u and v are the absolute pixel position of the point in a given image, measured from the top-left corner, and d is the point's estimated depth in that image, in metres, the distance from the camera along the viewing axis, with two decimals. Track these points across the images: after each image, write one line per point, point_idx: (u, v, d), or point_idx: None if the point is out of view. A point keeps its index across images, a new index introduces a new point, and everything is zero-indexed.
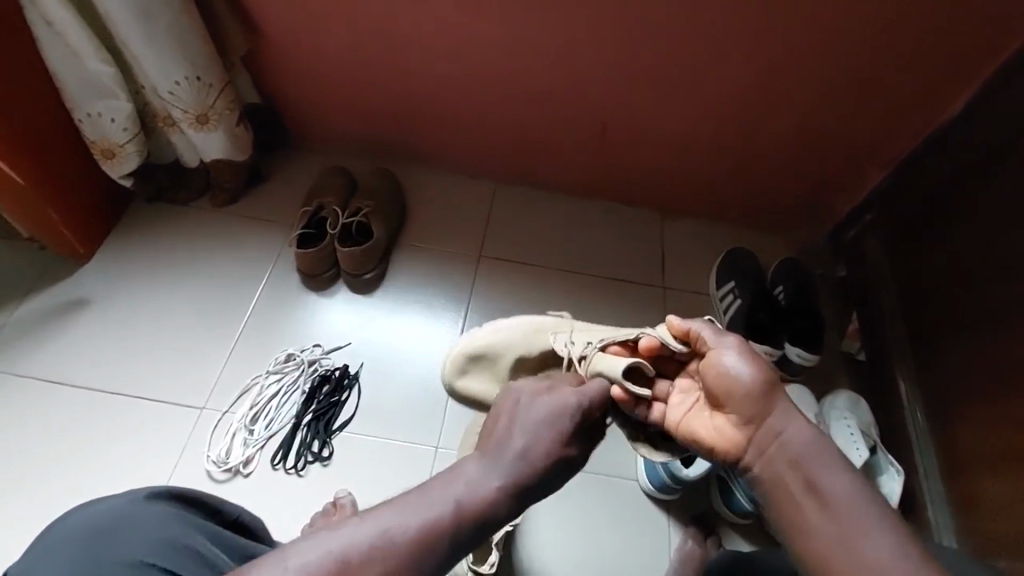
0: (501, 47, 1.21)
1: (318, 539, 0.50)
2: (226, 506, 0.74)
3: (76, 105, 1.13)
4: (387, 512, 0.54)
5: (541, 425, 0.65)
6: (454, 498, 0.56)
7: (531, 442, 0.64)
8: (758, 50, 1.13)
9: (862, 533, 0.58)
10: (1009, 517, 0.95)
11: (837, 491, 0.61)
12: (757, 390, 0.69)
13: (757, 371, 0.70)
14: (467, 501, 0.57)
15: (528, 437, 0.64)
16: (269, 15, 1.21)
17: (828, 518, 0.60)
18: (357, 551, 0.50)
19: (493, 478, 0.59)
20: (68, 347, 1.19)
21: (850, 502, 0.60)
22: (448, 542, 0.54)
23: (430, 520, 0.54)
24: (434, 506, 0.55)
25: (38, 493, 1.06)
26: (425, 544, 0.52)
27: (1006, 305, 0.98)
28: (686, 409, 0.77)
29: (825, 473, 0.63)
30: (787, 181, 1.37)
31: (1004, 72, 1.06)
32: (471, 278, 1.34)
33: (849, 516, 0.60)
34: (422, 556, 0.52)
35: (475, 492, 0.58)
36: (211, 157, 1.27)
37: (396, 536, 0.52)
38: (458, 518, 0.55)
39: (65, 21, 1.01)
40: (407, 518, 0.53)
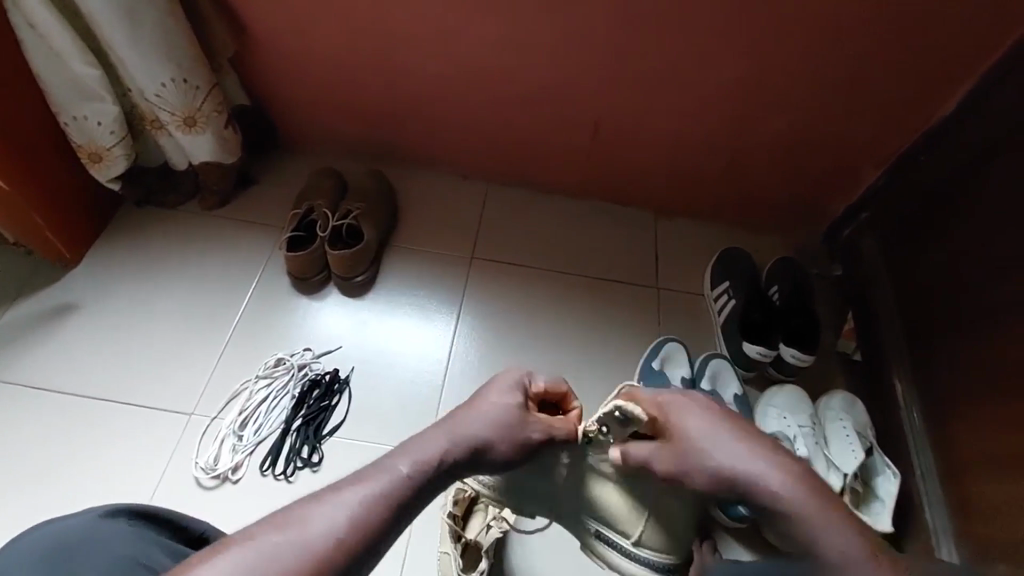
0: (492, 46, 1.19)
1: (291, 516, 0.53)
2: (192, 521, 0.70)
3: (61, 108, 1.12)
4: (331, 494, 0.56)
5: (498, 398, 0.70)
6: (398, 471, 0.60)
7: (484, 414, 0.68)
8: (750, 48, 1.12)
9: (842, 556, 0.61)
10: (1007, 519, 0.94)
11: (803, 514, 0.63)
12: (705, 447, 0.67)
13: (703, 425, 0.69)
14: (412, 472, 0.60)
15: (482, 412, 0.68)
16: (257, 17, 1.19)
17: (808, 552, 0.63)
18: (307, 530, 0.52)
19: (440, 448, 0.63)
20: (55, 352, 1.18)
21: (820, 525, 0.63)
22: (396, 508, 0.57)
23: (375, 494, 0.57)
24: (379, 482, 0.58)
25: (24, 500, 1.05)
26: (374, 516, 0.56)
27: (1003, 305, 0.97)
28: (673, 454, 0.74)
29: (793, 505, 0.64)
30: (782, 179, 1.36)
31: (999, 69, 1.05)
32: (463, 281, 1.33)
33: (821, 540, 0.62)
34: (376, 523, 0.55)
35: (421, 464, 0.61)
36: (200, 160, 1.26)
37: (344, 512, 0.55)
38: (403, 485, 0.59)
39: (48, 23, 1.00)
40: (352, 496, 0.56)
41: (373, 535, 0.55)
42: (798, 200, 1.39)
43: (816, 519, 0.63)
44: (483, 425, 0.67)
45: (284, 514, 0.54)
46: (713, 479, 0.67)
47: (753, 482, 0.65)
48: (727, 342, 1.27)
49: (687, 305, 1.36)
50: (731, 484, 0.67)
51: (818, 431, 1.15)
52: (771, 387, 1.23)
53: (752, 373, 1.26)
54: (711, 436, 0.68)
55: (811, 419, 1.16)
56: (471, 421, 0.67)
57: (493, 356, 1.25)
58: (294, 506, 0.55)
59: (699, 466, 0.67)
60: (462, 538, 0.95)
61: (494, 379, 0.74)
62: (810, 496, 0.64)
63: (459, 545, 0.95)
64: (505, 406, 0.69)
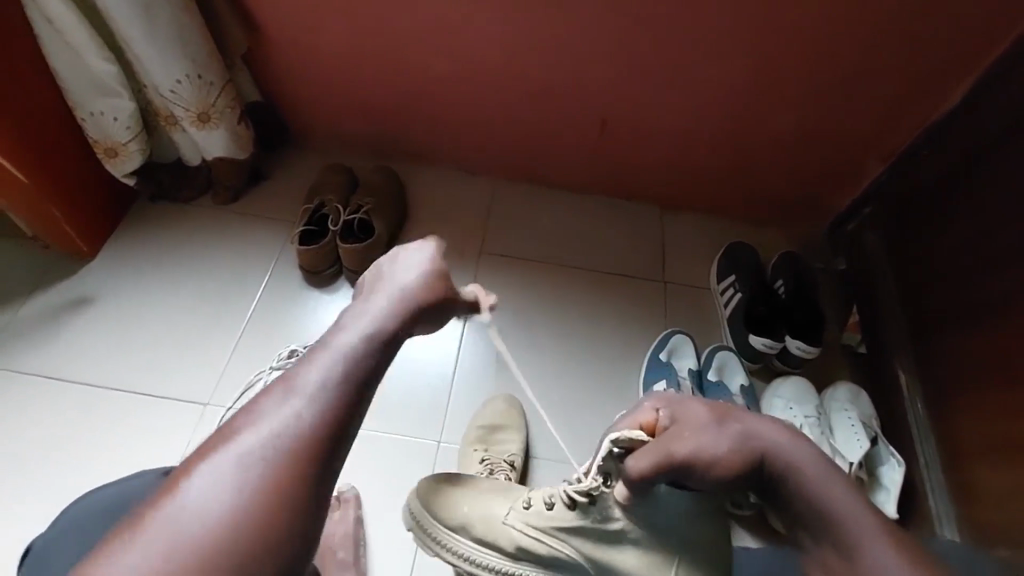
0: (500, 44, 1.21)
1: (219, 459, 0.58)
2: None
3: (78, 104, 1.14)
4: (291, 386, 0.63)
5: (409, 276, 0.75)
6: (344, 351, 0.66)
7: (397, 287, 0.74)
8: (754, 45, 1.14)
9: (851, 521, 0.63)
10: (1012, 504, 0.95)
11: (814, 480, 0.65)
12: (722, 425, 0.68)
13: (706, 412, 0.70)
14: (358, 347, 0.66)
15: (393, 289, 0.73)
16: (269, 15, 1.21)
17: (822, 519, 0.65)
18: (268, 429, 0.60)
19: (375, 322, 0.69)
20: (71, 344, 1.20)
21: (829, 490, 0.65)
22: (353, 382, 0.64)
23: (297, 415, 0.61)
24: (330, 364, 0.64)
25: (45, 488, 1.07)
26: (333, 397, 0.63)
27: (1005, 296, 0.99)
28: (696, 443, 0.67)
29: (816, 481, 0.65)
30: (786, 175, 1.37)
31: (1000, 64, 1.07)
32: (471, 275, 1.35)
33: (831, 506, 0.64)
34: (306, 432, 0.60)
35: (363, 340, 0.67)
36: (213, 156, 1.28)
37: (302, 403, 0.61)
38: (351, 362, 0.65)
39: (68, 20, 1.02)
40: (305, 385, 0.63)
41: (335, 415, 0.62)
42: (802, 195, 1.41)
43: (824, 486, 0.65)
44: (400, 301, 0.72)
45: (255, 411, 0.62)
46: (734, 458, 0.66)
47: (770, 450, 0.67)
48: (732, 335, 1.29)
49: (692, 299, 1.37)
50: (753, 455, 0.66)
51: (823, 421, 1.17)
52: (777, 379, 1.25)
53: (758, 366, 1.28)
54: (722, 413, 0.70)
55: (817, 410, 1.18)
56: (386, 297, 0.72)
57: (501, 349, 1.27)
58: (257, 406, 0.62)
59: (721, 445, 0.66)
60: None
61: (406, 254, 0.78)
62: (816, 462, 0.67)
63: None
64: (411, 279, 0.75)
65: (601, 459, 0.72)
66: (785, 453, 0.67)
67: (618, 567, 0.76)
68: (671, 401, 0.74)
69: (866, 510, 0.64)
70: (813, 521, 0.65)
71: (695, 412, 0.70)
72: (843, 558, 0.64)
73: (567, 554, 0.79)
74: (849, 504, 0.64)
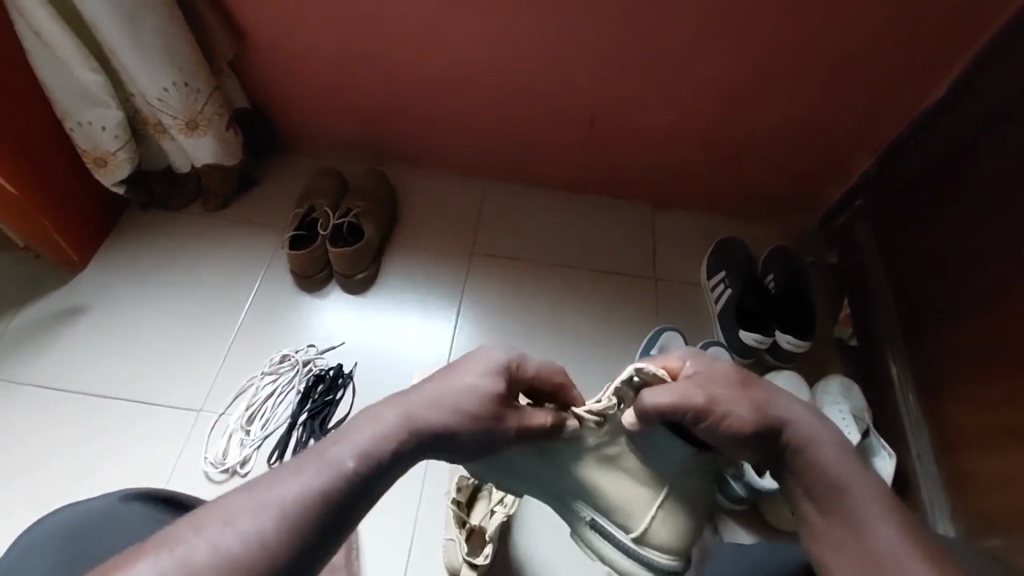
0: (487, 46, 1.22)
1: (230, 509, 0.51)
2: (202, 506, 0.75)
3: (66, 114, 1.14)
4: (263, 492, 0.53)
5: (471, 385, 0.66)
6: (345, 460, 0.57)
7: (459, 402, 0.65)
8: (740, 41, 1.14)
9: (861, 500, 0.62)
10: (1003, 494, 0.96)
11: (829, 460, 0.65)
12: (747, 387, 0.68)
13: (729, 369, 0.70)
14: (359, 465, 0.57)
15: (454, 402, 0.64)
16: (256, 22, 1.22)
17: (831, 496, 0.64)
18: (220, 542, 0.49)
19: (394, 432, 0.60)
20: (65, 352, 1.21)
21: (843, 468, 0.64)
22: (338, 508, 0.55)
23: (318, 488, 0.54)
24: (318, 474, 0.55)
25: (41, 497, 1.07)
26: (351, 484, 0.56)
27: (994, 286, 0.99)
28: (716, 393, 0.68)
29: (835, 463, 0.65)
30: (775, 170, 1.37)
31: (984, 55, 1.07)
32: (464, 275, 1.35)
33: (843, 486, 0.64)
34: (316, 513, 0.53)
35: (367, 456, 0.58)
36: (203, 162, 1.28)
37: (270, 517, 0.51)
38: (345, 483, 0.56)
39: (55, 32, 1.03)
40: (280, 495, 0.53)
41: (337, 512, 0.55)
42: (792, 188, 1.41)
43: (837, 465, 0.65)
44: (460, 422, 0.64)
45: (213, 512, 0.51)
46: (756, 422, 0.66)
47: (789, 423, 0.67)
48: (723, 330, 1.29)
49: (684, 296, 1.38)
50: (766, 422, 0.67)
51: None
52: (769, 373, 1.25)
53: (750, 361, 1.28)
54: (749, 378, 0.70)
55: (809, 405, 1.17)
56: (442, 406, 0.64)
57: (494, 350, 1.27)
58: (265, 481, 0.54)
59: (739, 406, 0.67)
60: (467, 525, 0.98)
61: (477, 360, 0.69)
62: (833, 444, 0.66)
63: (463, 531, 0.98)
64: (475, 393, 0.66)
65: (619, 382, 0.71)
66: (804, 425, 0.67)
67: (608, 493, 0.76)
68: (691, 350, 0.75)
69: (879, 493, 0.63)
70: (822, 497, 0.64)
71: (724, 368, 0.70)
72: (846, 533, 0.62)
73: (559, 471, 0.76)
74: (862, 485, 0.63)
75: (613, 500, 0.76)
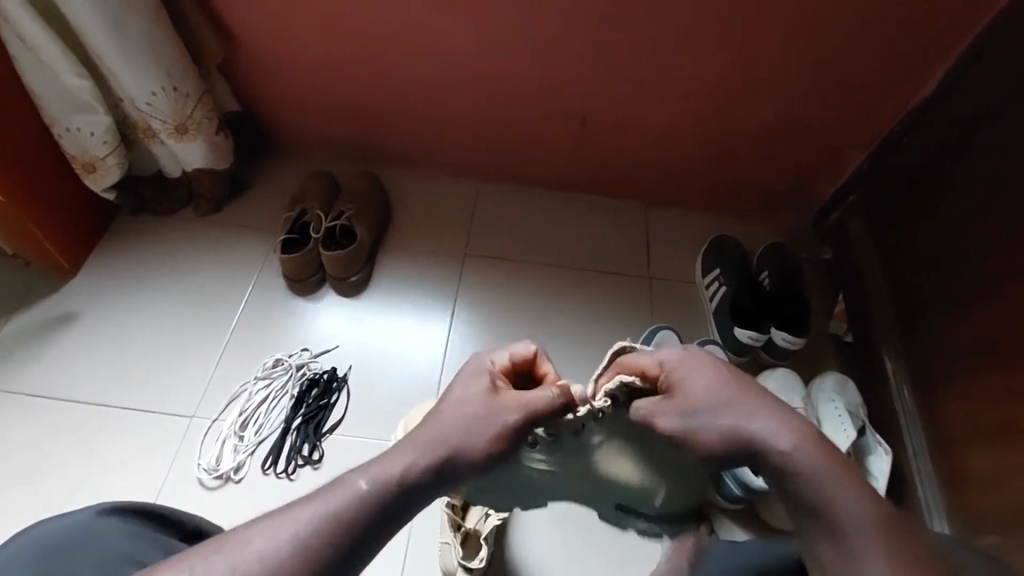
0: (478, 47, 1.21)
1: (255, 531, 0.54)
2: (186, 516, 0.74)
3: (53, 120, 1.13)
4: (282, 516, 0.55)
5: (467, 391, 0.68)
6: (362, 486, 0.59)
7: (462, 409, 0.66)
8: (731, 38, 1.14)
9: (850, 521, 0.58)
10: (999, 491, 0.96)
11: (813, 478, 0.61)
12: (710, 414, 0.67)
13: (723, 390, 0.68)
14: (377, 490, 0.59)
15: (457, 411, 0.65)
16: (245, 25, 1.21)
17: (818, 513, 0.60)
18: (238, 563, 0.52)
19: (412, 459, 0.62)
20: (56, 360, 1.20)
21: (842, 494, 0.60)
22: (355, 532, 0.56)
23: (334, 514, 0.56)
24: (336, 498, 0.57)
25: (33, 506, 1.06)
26: (368, 510, 0.58)
27: (989, 281, 0.99)
28: (689, 416, 0.68)
29: (833, 490, 0.60)
30: (768, 167, 1.37)
31: (975, 50, 1.07)
32: (457, 277, 1.35)
33: (829, 504, 0.60)
34: (333, 539, 0.55)
35: (384, 481, 0.59)
36: (193, 167, 1.27)
37: (286, 543, 0.53)
38: (361, 507, 0.57)
39: (40, 37, 1.02)
40: (298, 519, 0.55)
41: (354, 537, 0.56)
42: (786, 185, 1.41)
43: (822, 482, 0.61)
44: (465, 432, 0.64)
45: (237, 534, 0.54)
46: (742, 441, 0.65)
47: (761, 445, 0.64)
48: (718, 328, 1.29)
49: (678, 294, 1.37)
50: (734, 446, 0.66)
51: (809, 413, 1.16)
52: (764, 371, 1.25)
53: (745, 358, 1.28)
54: (721, 398, 0.67)
55: (803, 403, 1.18)
56: (449, 420, 0.65)
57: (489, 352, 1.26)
58: (288, 504, 0.57)
59: (701, 432, 0.67)
60: (462, 528, 0.98)
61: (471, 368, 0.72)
62: (816, 460, 0.62)
63: (458, 534, 0.97)
64: (472, 399, 0.67)
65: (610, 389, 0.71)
66: (777, 446, 0.63)
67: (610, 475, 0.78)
68: (690, 356, 0.71)
69: (869, 511, 0.58)
70: (807, 514, 0.61)
71: (695, 388, 0.68)
72: (836, 554, 0.59)
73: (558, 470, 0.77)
74: (851, 505, 0.59)
75: (623, 486, 0.79)
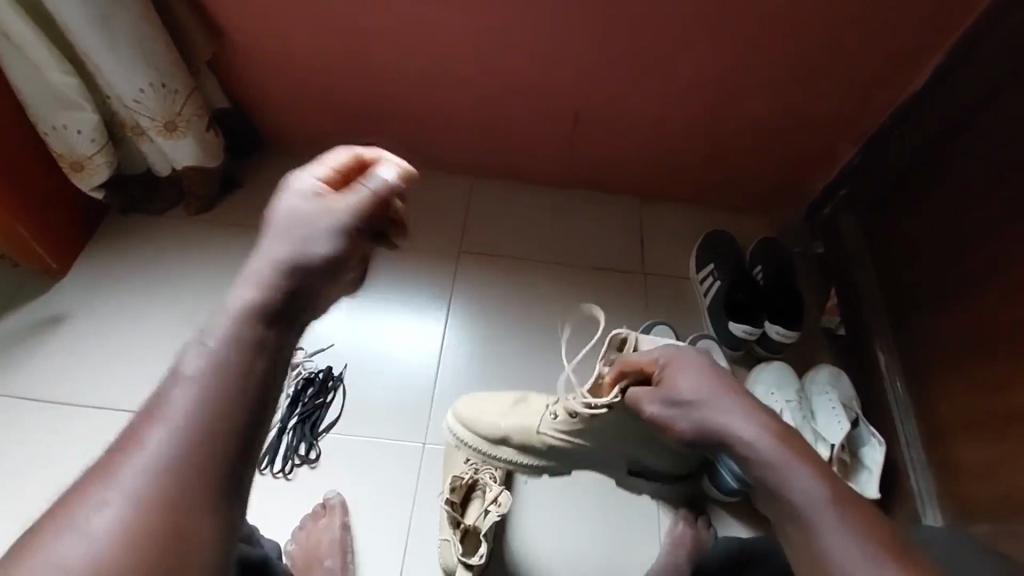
0: (472, 42, 1.20)
1: (137, 434, 0.50)
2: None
3: (40, 118, 1.11)
4: (154, 414, 0.51)
5: (303, 228, 0.57)
6: (208, 353, 0.53)
7: (296, 224, 0.57)
8: (724, 33, 1.14)
9: (807, 502, 0.58)
10: (992, 479, 0.97)
11: (770, 464, 0.62)
12: (686, 406, 0.70)
13: (697, 386, 0.70)
14: (234, 360, 0.53)
15: (285, 216, 0.57)
16: (234, 22, 1.20)
17: (777, 497, 0.61)
18: (147, 462, 0.49)
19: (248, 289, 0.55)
20: (44, 363, 1.18)
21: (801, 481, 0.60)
22: (236, 409, 0.52)
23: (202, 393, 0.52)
24: (197, 380, 0.52)
25: (27, 511, 1.05)
26: (236, 368, 0.53)
27: (978, 272, 1.00)
28: (661, 410, 0.73)
29: (793, 476, 0.60)
30: (760, 161, 1.38)
31: (965, 45, 1.08)
32: (452, 274, 1.34)
33: (786, 488, 0.60)
34: (218, 413, 0.51)
35: (228, 339, 0.53)
36: (183, 165, 1.26)
37: (181, 433, 0.50)
38: (222, 371, 0.52)
39: (25, 33, 1.00)
40: (176, 407, 0.51)
41: (236, 407, 0.52)
42: (779, 180, 1.42)
43: (780, 467, 0.61)
44: (302, 228, 0.57)
45: (116, 455, 0.50)
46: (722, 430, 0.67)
47: (724, 434, 0.66)
48: (714, 323, 1.29)
49: (672, 288, 1.38)
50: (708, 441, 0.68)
51: (805, 405, 1.17)
52: (760, 365, 1.25)
53: (739, 353, 1.29)
54: (697, 394, 0.70)
55: (799, 394, 1.18)
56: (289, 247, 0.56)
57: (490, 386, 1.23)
58: (151, 405, 0.52)
59: (678, 422, 0.71)
60: (461, 525, 0.98)
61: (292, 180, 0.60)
62: (774, 447, 0.63)
63: (457, 531, 0.98)
64: (300, 207, 0.58)
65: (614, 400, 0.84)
66: (736, 433, 0.66)
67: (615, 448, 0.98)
68: (680, 357, 0.75)
69: (831, 489, 0.59)
70: (769, 498, 0.62)
71: (677, 382, 0.72)
72: (799, 535, 0.59)
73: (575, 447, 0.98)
74: (807, 486, 0.59)
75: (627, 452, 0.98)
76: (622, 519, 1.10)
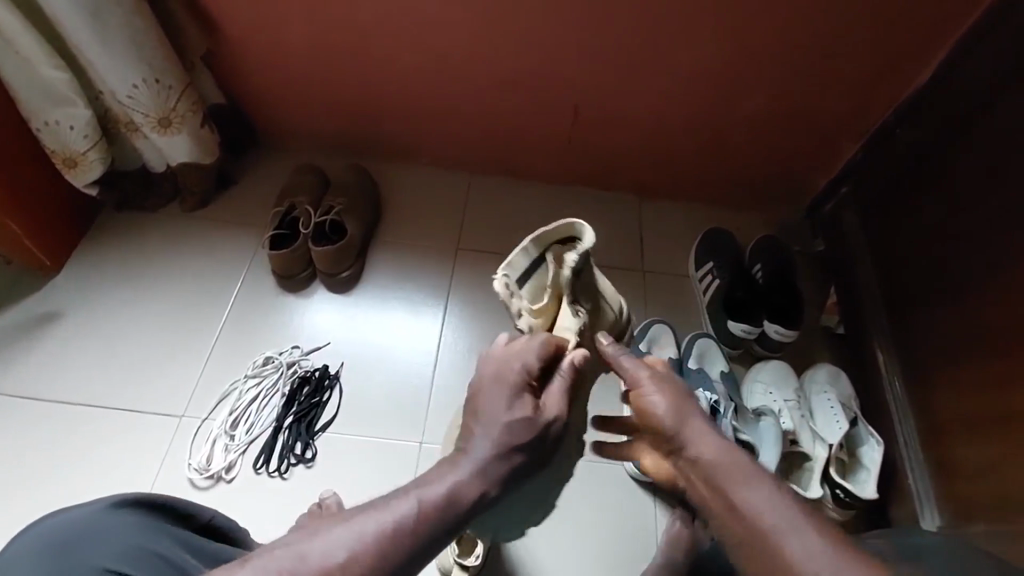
0: (469, 37, 1.19)
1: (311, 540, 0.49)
2: (199, 508, 0.73)
3: (32, 114, 1.10)
4: (344, 524, 0.51)
5: (501, 399, 0.63)
6: (425, 495, 0.55)
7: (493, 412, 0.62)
8: (723, 27, 1.12)
9: (765, 511, 0.57)
10: (991, 479, 0.96)
11: (724, 474, 0.61)
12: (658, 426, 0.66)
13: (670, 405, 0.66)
14: (427, 511, 0.53)
15: (491, 418, 0.61)
16: (228, 16, 1.18)
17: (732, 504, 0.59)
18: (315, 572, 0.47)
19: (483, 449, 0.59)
20: (37, 361, 1.17)
21: (755, 490, 0.59)
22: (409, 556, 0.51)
23: (393, 527, 0.51)
24: (390, 513, 0.52)
25: (20, 512, 1.04)
26: (432, 520, 0.53)
27: (978, 272, 0.99)
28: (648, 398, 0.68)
29: (746, 487, 0.59)
30: (761, 157, 1.36)
31: (968, 40, 1.06)
32: (450, 272, 1.33)
33: (741, 496, 0.59)
34: (395, 552, 0.50)
35: (436, 499, 0.55)
36: (178, 161, 1.25)
37: (353, 553, 0.49)
38: (416, 522, 0.52)
39: (15, 29, 0.99)
40: (362, 528, 0.50)
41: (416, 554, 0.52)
42: (778, 178, 1.41)
43: (734, 475, 0.61)
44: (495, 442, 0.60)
45: (286, 546, 0.49)
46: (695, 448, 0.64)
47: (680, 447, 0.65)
48: (711, 322, 1.29)
49: (672, 286, 1.37)
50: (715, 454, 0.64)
51: (803, 405, 1.17)
52: (757, 364, 1.25)
53: (738, 351, 1.28)
54: (665, 412, 0.67)
55: (797, 394, 1.18)
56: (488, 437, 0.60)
57: None
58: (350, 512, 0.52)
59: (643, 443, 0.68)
60: None
61: (482, 367, 0.67)
62: (725, 456, 0.62)
63: None
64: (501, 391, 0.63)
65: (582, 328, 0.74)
66: (694, 445, 0.64)
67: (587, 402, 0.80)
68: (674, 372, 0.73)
69: None
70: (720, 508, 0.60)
71: (651, 404, 0.67)
72: None
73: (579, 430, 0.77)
74: (761, 495, 0.58)
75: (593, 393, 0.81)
76: (622, 519, 1.10)
